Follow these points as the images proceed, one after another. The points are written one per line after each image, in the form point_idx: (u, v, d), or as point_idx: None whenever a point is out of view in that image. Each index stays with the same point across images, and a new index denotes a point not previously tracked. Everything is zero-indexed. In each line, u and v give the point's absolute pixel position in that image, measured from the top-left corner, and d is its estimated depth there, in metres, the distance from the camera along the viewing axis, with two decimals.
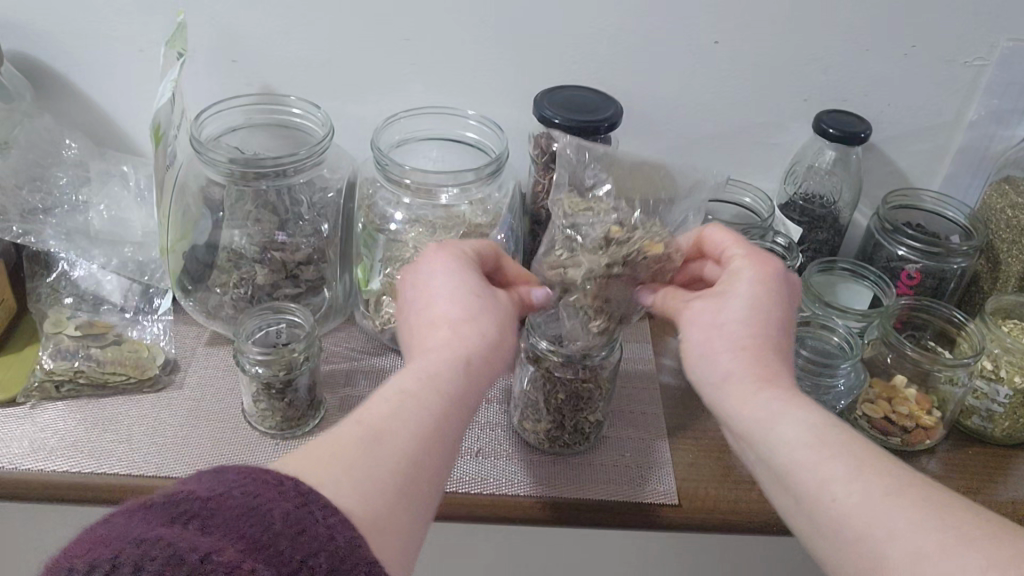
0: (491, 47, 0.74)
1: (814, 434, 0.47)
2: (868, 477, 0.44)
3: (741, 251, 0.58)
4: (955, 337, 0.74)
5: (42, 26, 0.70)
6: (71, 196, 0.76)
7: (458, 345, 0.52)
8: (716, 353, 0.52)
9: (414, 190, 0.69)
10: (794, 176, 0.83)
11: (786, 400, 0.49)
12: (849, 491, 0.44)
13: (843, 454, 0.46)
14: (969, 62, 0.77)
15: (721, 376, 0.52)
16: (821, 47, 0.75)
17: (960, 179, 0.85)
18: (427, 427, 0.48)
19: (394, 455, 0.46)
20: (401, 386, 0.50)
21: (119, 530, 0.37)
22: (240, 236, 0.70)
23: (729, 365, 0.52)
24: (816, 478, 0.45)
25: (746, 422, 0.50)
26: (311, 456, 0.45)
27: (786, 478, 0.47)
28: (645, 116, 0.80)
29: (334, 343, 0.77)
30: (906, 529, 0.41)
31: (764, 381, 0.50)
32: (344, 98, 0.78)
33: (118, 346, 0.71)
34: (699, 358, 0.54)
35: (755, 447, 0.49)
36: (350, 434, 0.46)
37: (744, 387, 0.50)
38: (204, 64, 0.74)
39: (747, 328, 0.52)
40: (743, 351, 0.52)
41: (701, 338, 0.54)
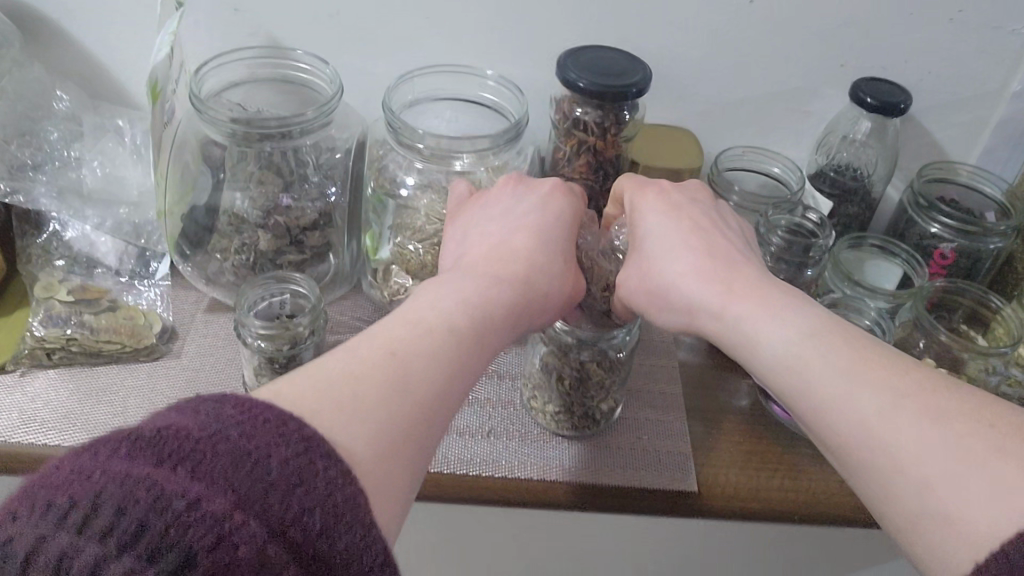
0: (513, 2, 0.69)
1: (814, 346, 0.46)
2: (872, 386, 0.43)
3: (649, 195, 0.60)
4: (989, 321, 0.71)
5: None
6: (61, 152, 0.71)
7: (510, 279, 0.53)
8: (689, 279, 0.53)
9: (429, 155, 0.65)
10: (826, 148, 0.79)
11: (784, 311, 0.49)
12: (858, 399, 0.43)
13: (852, 360, 0.44)
14: (1018, 30, 0.72)
15: (708, 305, 0.52)
16: (862, 11, 0.71)
17: (999, 154, 0.81)
18: (448, 360, 0.46)
19: (416, 386, 0.44)
20: (443, 313, 0.49)
21: (102, 464, 0.33)
22: (242, 199, 0.66)
23: (707, 297, 0.52)
24: (822, 393, 0.44)
25: (751, 347, 0.49)
26: (323, 379, 0.42)
27: (795, 395, 0.46)
28: (672, 79, 0.75)
29: (340, 311, 0.73)
30: (910, 442, 0.40)
31: (746, 296, 0.50)
32: (353, 53, 0.73)
33: (112, 312, 0.67)
34: (677, 294, 0.54)
35: (761, 367, 0.49)
36: (375, 355, 0.44)
37: (744, 306, 0.50)
38: (205, 13, 0.70)
39: (711, 257, 0.54)
40: (709, 278, 0.53)
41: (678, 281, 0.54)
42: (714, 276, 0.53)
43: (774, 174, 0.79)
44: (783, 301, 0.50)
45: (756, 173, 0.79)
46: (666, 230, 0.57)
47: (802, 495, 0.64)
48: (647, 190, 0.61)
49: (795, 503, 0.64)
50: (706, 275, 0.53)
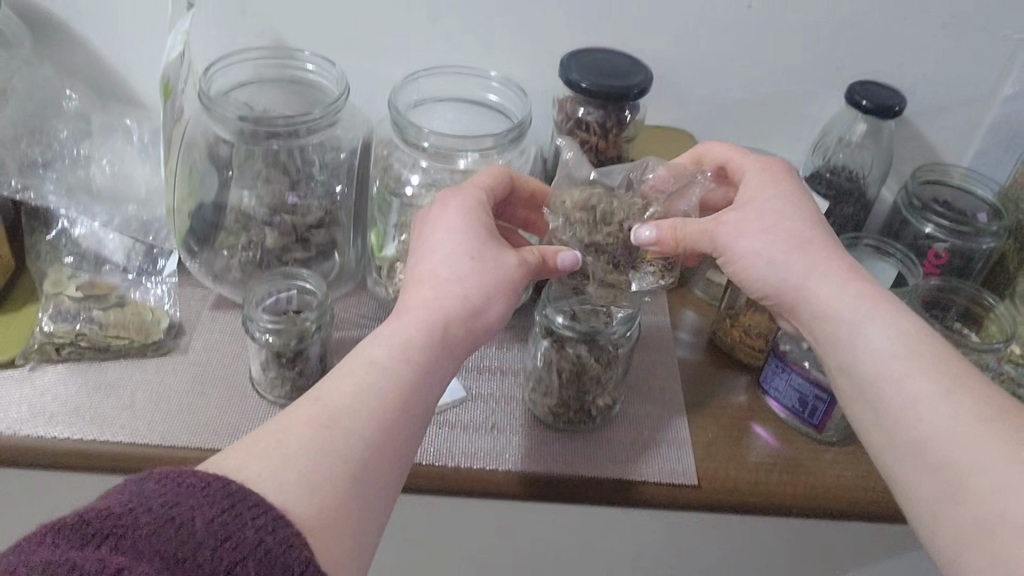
0: (516, 5, 0.71)
1: (905, 346, 0.49)
2: (957, 396, 0.46)
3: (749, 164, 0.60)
4: (983, 318, 0.73)
5: None
6: (71, 150, 0.72)
7: (432, 305, 0.51)
8: (774, 255, 0.54)
9: (432, 154, 0.66)
10: (822, 149, 0.80)
11: (886, 306, 0.51)
12: (934, 407, 0.46)
13: (935, 368, 0.47)
14: (1009, 35, 0.74)
15: (794, 283, 0.54)
16: (857, 16, 0.72)
17: (991, 156, 0.82)
18: (387, 401, 0.46)
19: (349, 437, 0.44)
20: (371, 356, 0.48)
21: (24, 556, 0.34)
22: (249, 196, 0.67)
23: (799, 274, 0.53)
24: (906, 392, 0.47)
25: (833, 323, 0.52)
26: (256, 446, 0.42)
27: (871, 384, 0.49)
28: (671, 81, 0.77)
29: (344, 308, 0.74)
30: (987, 453, 0.43)
31: (844, 282, 0.52)
32: (358, 55, 0.74)
33: (120, 308, 0.68)
34: (759, 266, 0.55)
35: (842, 353, 0.51)
36: (304, 414, 0.44)
37: (830, 283, 0.52)
38: (214, 15, 0.71)
39: (800, 223, 0.55)
40: (805, 254, 0.54)
41: (751, 243, 0.55)
42: (806, 248, 0.54)
43: None
44: (880, 291, 0.52)
45: None
46: (753, 194, 0.57)
47: (802, 489, 0.65)
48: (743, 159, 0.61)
49: (795, 496, 0.65)
50: (790, 243, 0.54)
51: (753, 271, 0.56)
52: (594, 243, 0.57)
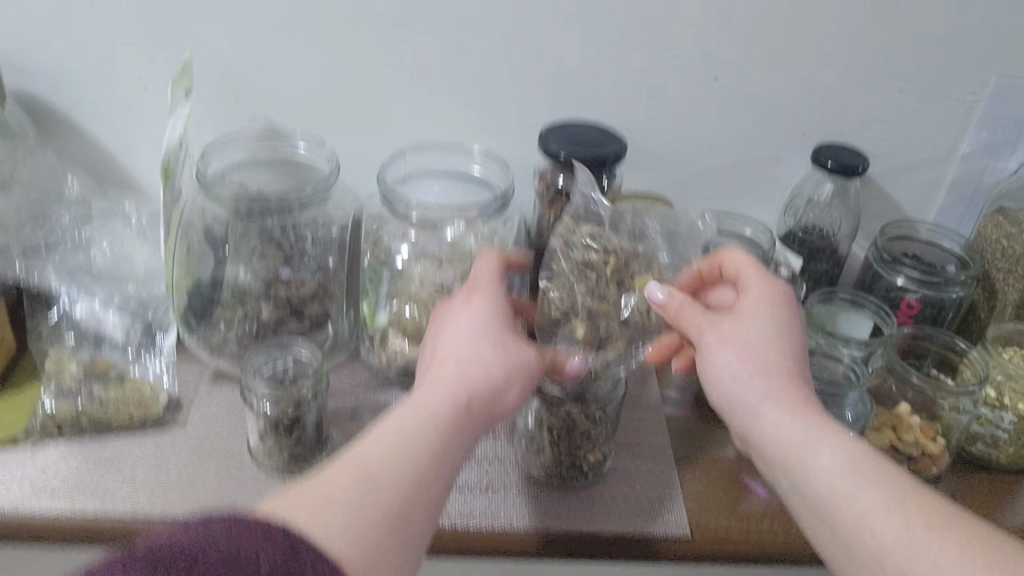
0: (496, 84, 0.75)
1: (851, 462, 0.49)
2: (905, 509, 0.46)
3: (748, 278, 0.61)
4: (957, 364, 0.75)
5: (56, 67, 0.72)
6: (73, 234, 0.76)
7: (460, 377, 0.54)
8: (742, 375, 0.55)
9: (422, 224, 0.70)
10: (793, 209, 0.84)
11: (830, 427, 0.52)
12: (887, 519, 0.46)
13: (880, 484, 0.48)
14: (961, 96, 0.78)
15: (753, 401, 0.54)
16: (817, 84, 0.77)
17: (955, 212, 0.86)
18: (419, 465, 0.49)
19: (387, 491, 0.47)
20: (406, 419, 0.52)
21: None
22: (245, 271, 0.70)
23: (760, 393, 0.54)
24: (854, 508, 0.47)
25: (782, 448, 0.52)
26: (306, 489, 0.46)
27: (823, 504, 0.49)
28: (646, 150, 0.81)
29: (338, 378, 0.76)
30: (945, 562, 0.43)
31: (796, 404, 0.53)
32: (347, 137, 0.78)
33: (120, 385, 0.70)
34: (728, 384, 0.56)
35: (790, 475, 0.52)
36: (349, 464, 0.48)
37: (782, 409, 0.53)
38: (209, 104, 0.75)
39: (774, 347, 0.56)
40: (771, 374, 0.54)
41: (727, 357, 0.56)
42: (767, 367, 0.55)
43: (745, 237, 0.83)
44: (824, 414, 0.53)
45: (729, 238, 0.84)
46: (746, 305, 0.58)
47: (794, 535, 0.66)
48: (746, 272, 0.61)
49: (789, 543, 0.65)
50: (755, 366, 0.55)
51: (722, 387, 0.56)
52: (585, 262, 0.63)
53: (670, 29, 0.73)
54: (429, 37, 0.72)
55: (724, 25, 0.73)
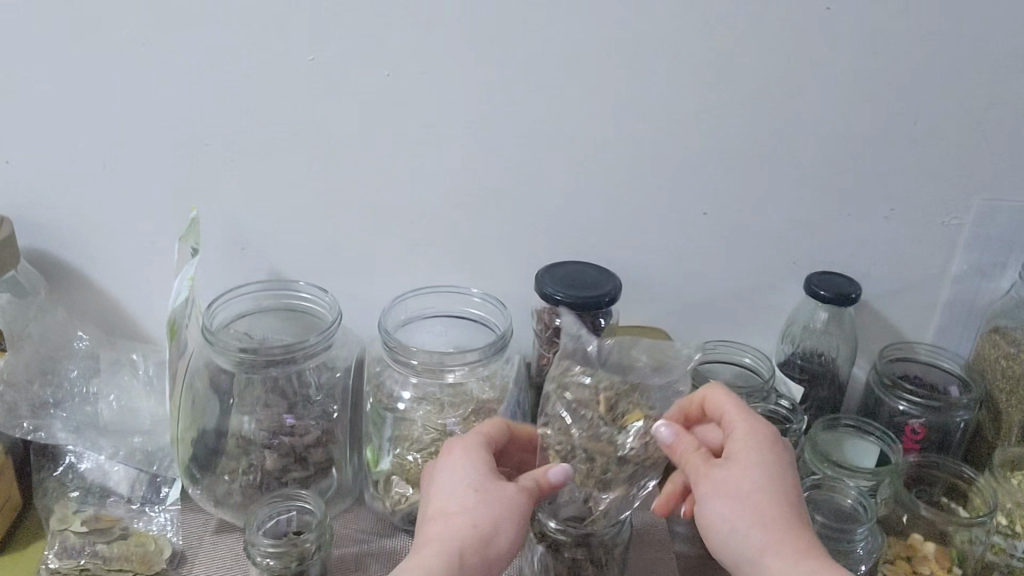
0: (491, 226, 0.78)
1: None
2: None
3: (738, 422, 0.61)
4: (966, 493, 0.74)
5: (72, 226, 0.76)
6: (80, 388, 0.76)
7: (453, 538, 0.54)
8: (741, 528, 0.56)
9: (421, 369, 0.70)
10: (790, 337, 0.85)
11: (831, 574, 0.53)
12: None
13: None
14: (947, 221, 0.80)
15: (753, 554, 0.55)
16: (805, 214, 0.79)
17: (953, 332, 0.87)
18: None
19: None
20: None
21: None
22: (249, 422, 0.70)
23: (761, 548, 0.55)
24: None
25: None
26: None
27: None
28: (642, 284, 0.82)
29: (343, 525, 0.75)
30: None
31: (796, 552, 0.54)
32: (350, 281, 0.80)
33: (124, 540, 0.70)
34: (729, 536, 0.56)
35: None
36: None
37: (783, 560, 0.54)
38: (217, 255, 0.78)
39: (768, 495, 0.56)
40: (770, 525, 0.55)
41: (725, 512, 0.56)
42: (764, 517, 0.55)
43: (746, 364, 0.83)
44: (823, 559, 0.54)
45: (729, 365, 0.84)
46: (735, 449, 0.59)
47: None
48: (734, 414, 0.61)
49: None
50: (755, 518, 0.55)
51: (719, 537, 0.57)
52: (577, 403, 0.62)
53: (657, 168, 0.76)
54: (425, 185, 0.75)
55: (709, 163, 0.76)
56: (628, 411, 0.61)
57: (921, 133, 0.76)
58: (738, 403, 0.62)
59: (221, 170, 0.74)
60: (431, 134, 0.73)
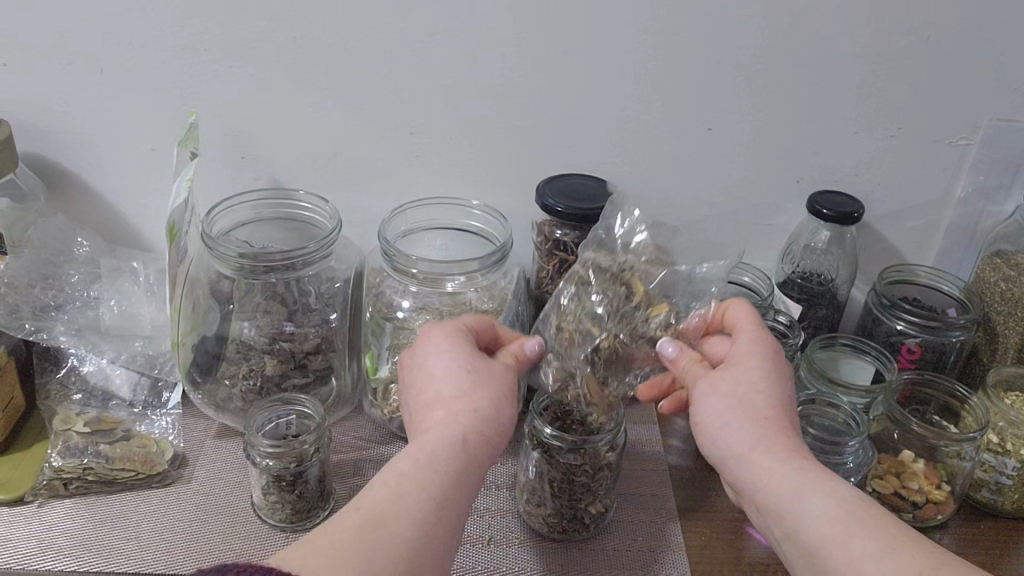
0: (493, 138, 0.77)
1: (843, 508, 0.48)
2: (899, 553, 0.45)
3: (748, 334, 0.61)
4: (959, 410, 0.75)
5: (68, 132, 0.76)
6: (82, 292, 0.77)
7: (457, 418, 0.54)
8: (734, 421, 0.55)
9: (421, 279, 0.71)
10: (791, 257, 0.85)
11: (820, 474, 0.51)
12: (882, 566, 0.44)
13: (873, 529, 0.47)
14: (954, 142, 0.79)
15: (742, 448, 0.54)
16: (810, 131, 0.78)
17: (953, 255, 0.87)
18: (426, 505, 0.49)
19: (398, 535, 0.47)
20: (408, 460, 0.51)
21: None
22: (249, 327, 0.71)
23: (751, 441, 0.54)
24: (849, 559, 0.46)
25: (774, 498, 0.51)
26: (313, 545, 0.45)
27: (816, 552, 0.48)
28: (643, 200, 0.82)
29: (343, 432, 0.77)
30: None
31: (788, 451, 0.53)
32: (350, 192, 0.80)
33: (126, 442, 0.71)
34: (720, 429, 0.56)
35: (784, 525, 0.51)
36: (352, 516, 0.47)
37: (771, 458, 0.52)
38: (215, 161, 0.78)
39: (765, 399, 0.56)
40: (763, 423, 0.54)
41: (720, 406, 0.56)
42: (758, 416, 0.55)
43: (746, 283, 0.84)
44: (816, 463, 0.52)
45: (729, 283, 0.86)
46: (737, 362, 0.59)
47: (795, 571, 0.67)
48: (745, 326, 0.62)
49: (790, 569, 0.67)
50: (750, 416, 0.55)
51: (714, 442, 0.56)
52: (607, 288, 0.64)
53: (661, 83, 0.74)
54: (426, 95, 0.74)
55: (713, 77, 0.74)
56: (656, 303, 0.64)
57: (934, 50, 0.74)
58: (753, 317, 0.63)
59: (220, 76, 0.73)
60: (434, 42, 0.71)
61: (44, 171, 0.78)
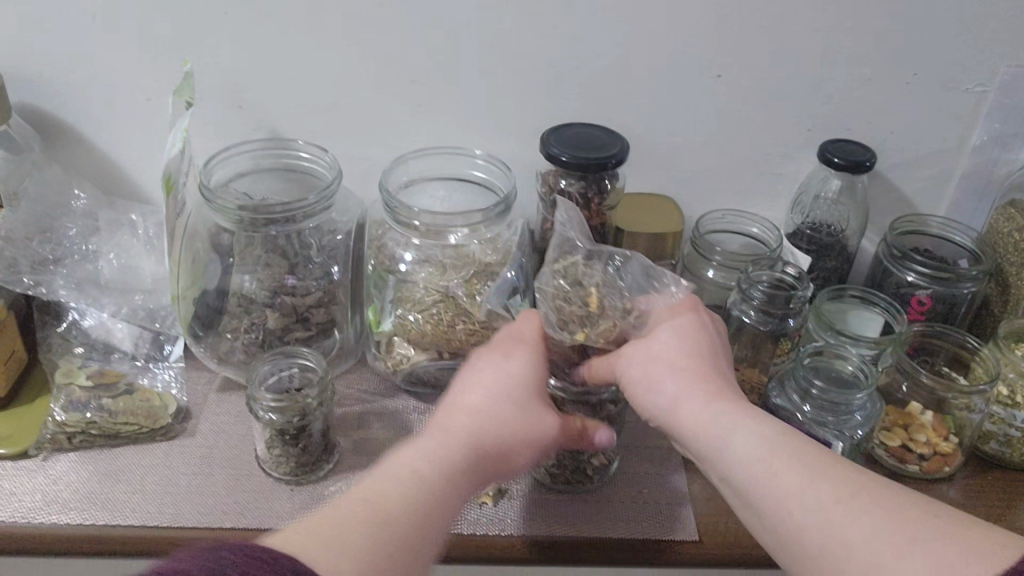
0: (496, 86, 0.75)
1: (769, 441, 0.49)
2: (823, 480, 0.45)
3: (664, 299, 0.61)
4: (968, 361, 0.74)
5: (61, 81, 0.74)
6: (80, 246, 0.76)
7: (477, 430, 0.53)
8: (655, 377, 0.55)
9: (423, 231, 0.70)
10: (800, 207, 0.83)
11: (747, 412, 0.51)
12: (803, 497, 0.45)
13: (798, 460, 0.47)
14: (970, 88, 0.77)
15: (670, 402, 0.54)
16: (823, 78, 0.76)
17: (967, 204, 0.85)
18: (427, 510, 0.48)
19: (396, 538, 0.46)
20: (418, 465, 0.50)
21: None
22: (250, 280, 0.70)
23: (676, 394, 0.54)
24: (775, 494, 0.46)
25: (704, 441, 0.51)
26: (312, 535, 0.44)
27: (746, 491, 0.48)
28: (651, 149, 0.80)
29: (347, 385, 0.76)
30: (865, 534, 0.42)
31: (713, 394, 0.53)
32: (350, 142, 0.79)
33: (129, 395, 0.71)
34: (645, 385, 0.56)
35: (717, 468, 0.51)
36: (356, 512, 0.46)
37: (697, 403, 0.53)
38: (212, 111, 0.76)
39: (682, 350, 0.56)
40: (686, 374, 0.54)
41: (640, 368, 0.56)
42: (678, 367, 0.55)
43: (754, 235, 0.83)
44: (744, 403, 0.53)
45: (737, 234, 0.83)
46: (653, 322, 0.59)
47: None
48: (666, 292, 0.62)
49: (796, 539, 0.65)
50: (668, 367, 0.55)
51: (640, 396, 0.56)
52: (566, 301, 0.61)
53: (670, 27, 0.72)
54: (427, 42, 0.72)
55: (722, 22, 0.72)
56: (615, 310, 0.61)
57: None
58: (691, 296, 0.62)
59: (214, 23, 0.71)
60: None
61: (39, 122, 0.77)
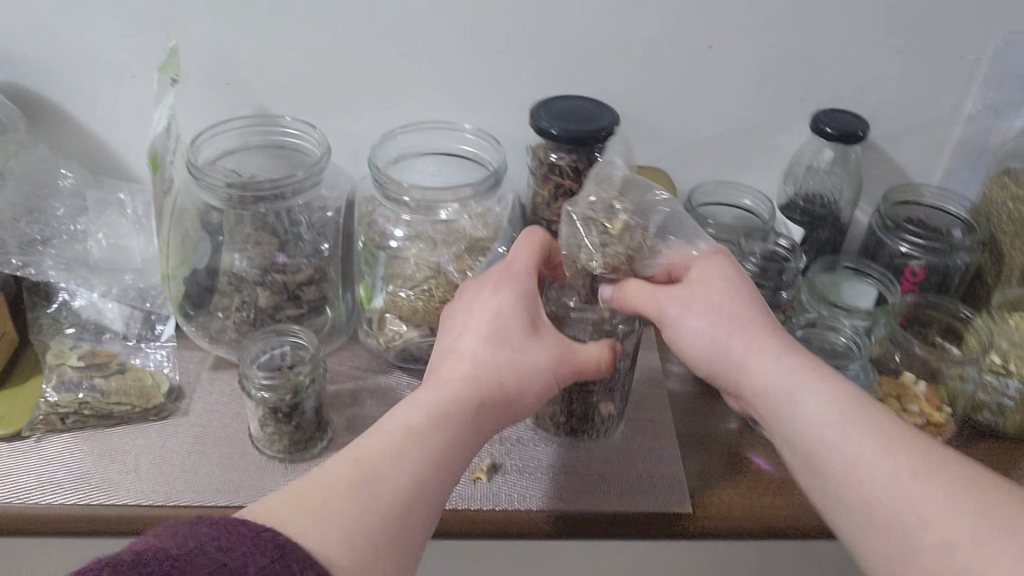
0: (485, 60, 0.74)
1: (842, 407, 0.49)
2: (897, 454, 0.46)
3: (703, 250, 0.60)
4: (963, 332, 0.75)
5: (45, 60, 0.73)
6: (68, 226, 0.76)
7: (471, 379, 0.53)
8: (721, 334, 0.55)
9: (414, 207, 0.69)
10: (794, 178, 0.82)
11: (815, 375, 0.51)
12: (876, 468, 0.46)
13: (870, 429, 0.47)
14: (964, 56, 0.76)
15: (737, 358, 0.54)
16: (815, 48, 0.75)
17: (961, 173, 0.84)
18: (423, 467, 0.48)
19: (385, 499, 0.45)
20: (411, 418, 0.50)
21: None
22: (240, 259, 0.69)
23: (741, 351, 0.54)
24: (845, 461, 0.47)
25: (772, 400, 0.52)
26: (298, 503, 0.44)
27: (814, 455, 0.49)
28: (642, 122, 0.80)
29: (339, 362, 0.76)
30: (934, 509, 0.43)
31: (783, 351, 0.53)
32: (339, 118, 0.78)
33: (121, 375, 0.71)
34: (705, 339, 0.55)
35: (783, 429, 0.51)
36: (343, 473, 0.46)
37: (767, 360, 0.53)
38: (199, 88, 0.75)
39: (745, 305, 0.55)
40: (752, 333, 0.54)
41: (698, 322, 0.56)
42: (740, 321, 0.55)
43: (744, 206, 0.83)
44: (812, 361, 0.53)
45: (728, 206, 0.84)
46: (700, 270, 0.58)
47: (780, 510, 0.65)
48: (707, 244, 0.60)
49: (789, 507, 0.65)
50: (730, 323, 0.55)
51: (695, 348, 0.56)
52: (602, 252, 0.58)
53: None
54: (415, 15, 0.71)
55: None
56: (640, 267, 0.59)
57: None
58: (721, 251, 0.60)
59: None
60: None
61: (24, 102, 0.76)
